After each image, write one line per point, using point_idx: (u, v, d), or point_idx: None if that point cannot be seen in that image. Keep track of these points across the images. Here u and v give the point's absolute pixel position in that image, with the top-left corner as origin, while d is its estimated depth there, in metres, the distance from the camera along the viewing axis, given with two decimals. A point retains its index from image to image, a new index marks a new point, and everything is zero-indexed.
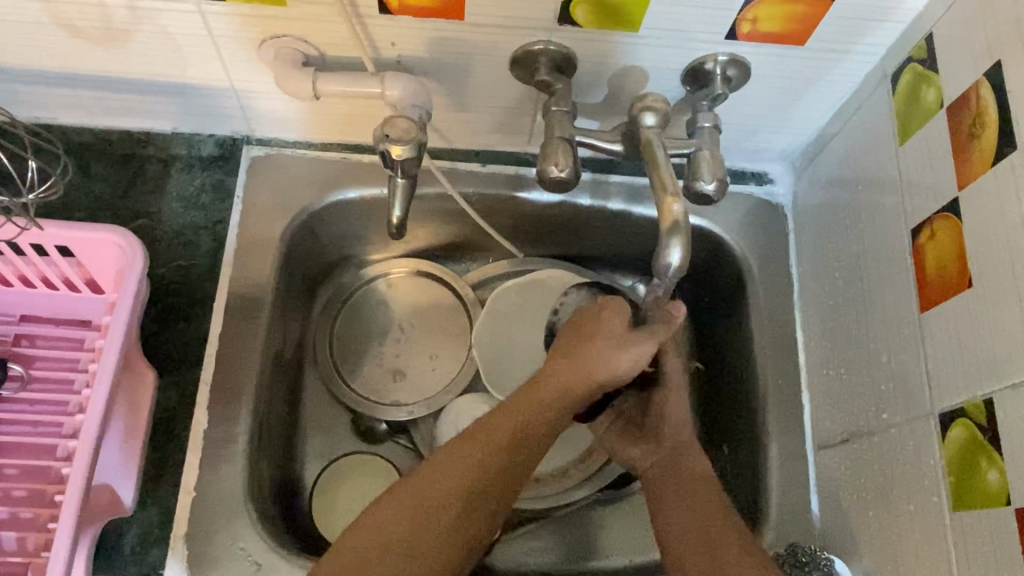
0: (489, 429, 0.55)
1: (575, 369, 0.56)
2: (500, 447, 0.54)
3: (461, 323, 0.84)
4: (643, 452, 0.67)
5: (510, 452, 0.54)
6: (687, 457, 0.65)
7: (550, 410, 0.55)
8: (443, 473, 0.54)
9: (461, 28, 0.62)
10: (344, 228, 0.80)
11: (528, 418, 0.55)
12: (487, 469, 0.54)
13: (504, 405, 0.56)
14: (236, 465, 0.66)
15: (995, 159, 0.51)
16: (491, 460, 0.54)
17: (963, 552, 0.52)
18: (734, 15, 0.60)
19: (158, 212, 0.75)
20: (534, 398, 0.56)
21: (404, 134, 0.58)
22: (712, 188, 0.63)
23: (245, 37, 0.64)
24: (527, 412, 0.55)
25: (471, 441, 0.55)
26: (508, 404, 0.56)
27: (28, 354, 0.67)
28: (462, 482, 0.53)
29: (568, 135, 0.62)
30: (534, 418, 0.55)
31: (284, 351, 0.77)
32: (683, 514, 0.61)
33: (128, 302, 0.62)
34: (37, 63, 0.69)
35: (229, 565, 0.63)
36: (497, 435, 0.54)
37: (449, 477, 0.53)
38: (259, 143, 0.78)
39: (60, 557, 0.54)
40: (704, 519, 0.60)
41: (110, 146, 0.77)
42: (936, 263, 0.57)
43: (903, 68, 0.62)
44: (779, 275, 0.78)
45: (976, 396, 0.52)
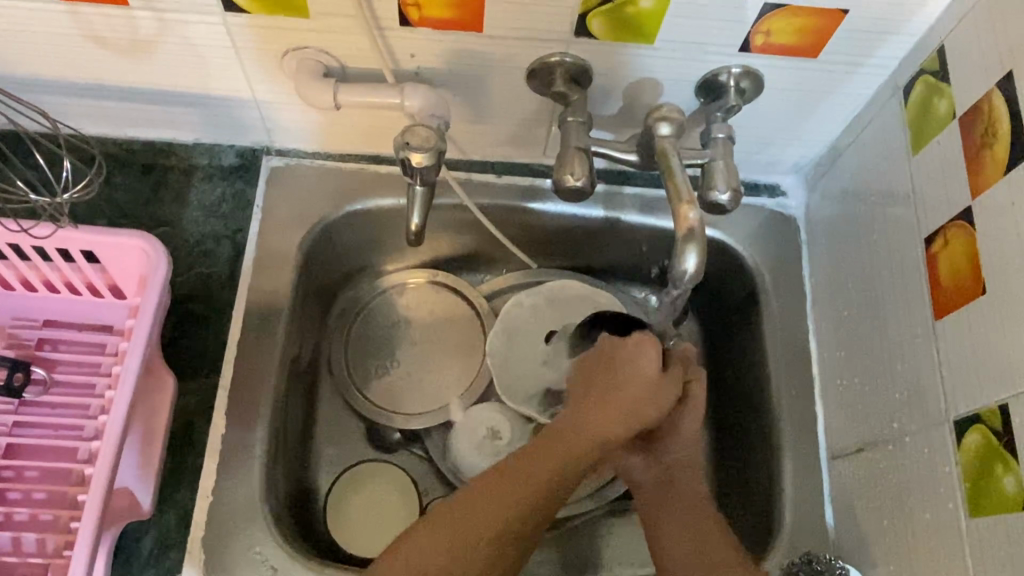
0: (512, 472, 0.57)
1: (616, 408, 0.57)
2: (527, 487, 0.56)
3: (475, 333, 0.85)
4: (640, 464, 0.66)
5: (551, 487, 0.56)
6: (682, 479, 0.64)
7: (589, 445, 0.57)
8: (475, 512, 0.55)
9: (479, 39, 0.63)
10: (362, 238, 0.81)
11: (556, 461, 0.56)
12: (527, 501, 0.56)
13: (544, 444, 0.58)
14: (253, 469, 0.67)
15: (1007, 169, 0.52)
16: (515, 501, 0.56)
17: (979, 559, 0.52)
18: (749, 28, 0.61)
19: (179, 220, 0.76)
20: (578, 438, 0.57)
21: (423, 142, 0.59)
22: (726, 198, 0.63)
23: (268, 48, 0.65)
24: (558, 455, 0.57)
25: (509, 478, 0.56)
26: (529, 450, 0.58)
27: (51, 359, 0.68)
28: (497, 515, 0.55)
29: (584, 146, 0.63)
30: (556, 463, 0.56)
31: (301, 358, 0.78)
32: (672, 522, 0.63)
33: (151, 306, 0.63)
34: (66, 74, 0.70)
35: (245, 569, 0.64)
36: (534, 475, 0.56)
37: (487, 507, 0.55)
38: (279, 154, 0.80)
39: (81, 556, 0.55)
40: (697, 538, 0.62)
41: (133, 155, 0.78)
42: (950, 271, 0.57)
43: (916, 80, 0.63)
44: (792, 285, 0.78)
45: (991, 402, 0.52)
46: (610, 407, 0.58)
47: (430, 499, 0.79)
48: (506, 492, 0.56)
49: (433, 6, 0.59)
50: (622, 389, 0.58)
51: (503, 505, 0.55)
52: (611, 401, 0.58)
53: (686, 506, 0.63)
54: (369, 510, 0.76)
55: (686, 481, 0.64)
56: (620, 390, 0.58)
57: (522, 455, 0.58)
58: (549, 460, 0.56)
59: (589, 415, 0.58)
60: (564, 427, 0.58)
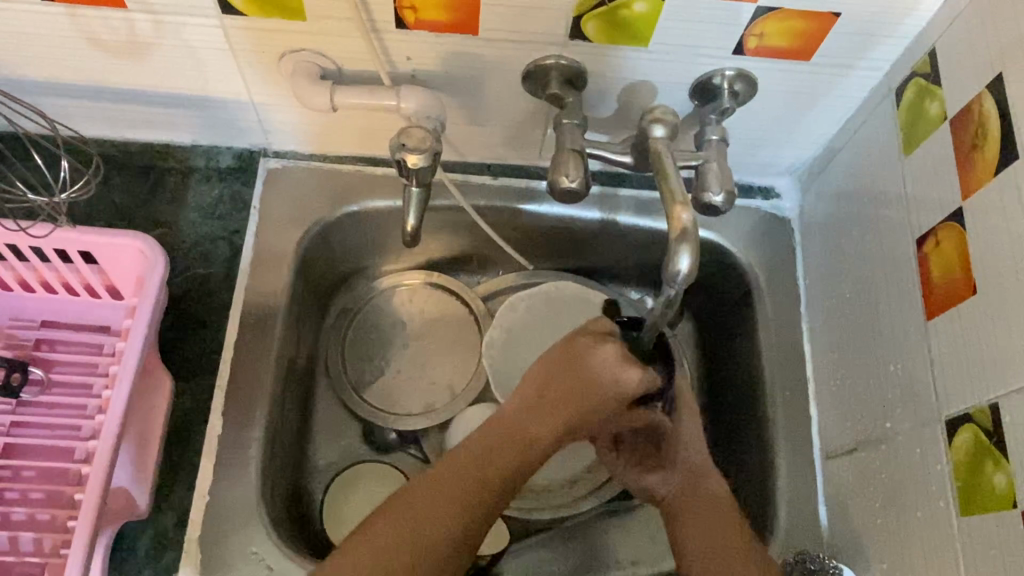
0: (468, 466, 0.56)
1: (569, 408, 0.57)
2: (490, 479, 0.56)
3: (471, 334, 0.85)
4: (658, 481, 0.67)
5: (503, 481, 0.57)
6: (700, 478, 0.64)
7: (536, 443, 0.58)
8: (431, 504, 0.55)
9: (474, 42, 0.64)
10: (358, 240, 0.82)
11: (516, 457, 0.57)
12: (481, 492, 0.56)
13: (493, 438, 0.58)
14: (250, 469, 0.67)
15: (996, 171, 0.53)
16: (477, 494, 0.56)
17: (971, 557, 0.53)
18: (742, 31, 0.61)
19: (176, 222, 0.77)
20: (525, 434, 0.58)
21: (419, 144, 0.60)
22: (720, 199, 0.64)
23: (264, 51, 0.66)
24: (508, 451, 0.57)
25: (460, 471, 0.56)
26: (477, 443, 0.58)
27: (49, 359, 0.69)
28: (453, 507, 0.55)
29: (579, 148, 0.64)
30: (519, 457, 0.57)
31: (298, 358, 0.78)
32: (696, 533, 0.62)
33: (149, 306, 0.63)
34: (65, 77, 0.71)
35: (242, 569, 0.64)
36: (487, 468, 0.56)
37: (442, 499, 0.55)
38: (276, 155, 0.80)
39: (78, 554, 0.55)
40: (719, 542, 0.61)
41: (131, 157, 0.79)
42: (942, 271, 0.58)
43: (908, 82, 0.63)
44: (786, 286, 0.79)
45: (981, 401, 0.53)
46: (563, 406, 0.58)
47: None
48: (460, 484, 0.56)
49: (429, 9, 0.60)
50: (575, 387, 0.57)
51: (469, 495, 0.55)
52: (576, 400, 0.57)
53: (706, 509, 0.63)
54: (364, 509, 0.76)
55: (706, 484, 0.64)
56: (584, 391, 0.57)
57: (471, 447, 0.58)
58: (500, 454, 0.57)
59: (539, 414, 0.58)
60: (511, 424, 0.58)
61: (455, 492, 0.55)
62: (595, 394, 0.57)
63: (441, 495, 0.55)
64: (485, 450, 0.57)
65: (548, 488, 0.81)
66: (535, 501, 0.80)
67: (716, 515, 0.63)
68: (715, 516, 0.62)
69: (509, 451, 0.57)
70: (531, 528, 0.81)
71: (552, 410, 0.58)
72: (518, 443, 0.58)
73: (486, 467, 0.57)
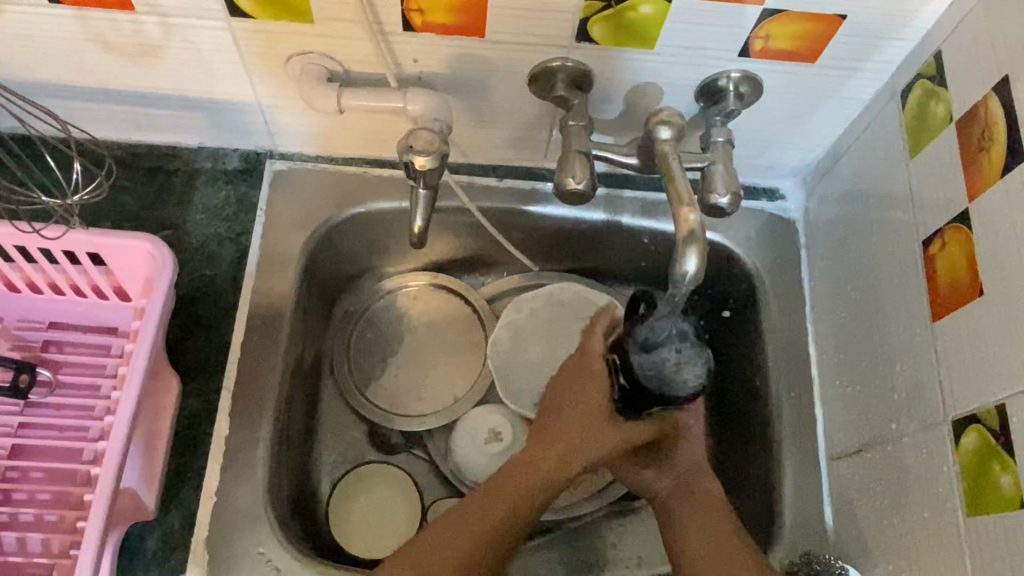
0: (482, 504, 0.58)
1: (572, 447, 0.59)
2: (496, 522, 0.58)
3: (476, 335, 0.85)
4: (654, 477, 0.66)
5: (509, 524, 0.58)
6: (697, 483, 0.65)
7: (541, 485, 0.59)
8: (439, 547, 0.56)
9: (481, 44, 0.64)
10: (364, 241, 0.82)
11: (522, 500, 0.59)
12: (487, 535, 0.57)
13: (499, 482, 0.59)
14: (257, 470, 0.67)
15: (1003, 173, 0.53)
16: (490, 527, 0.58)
17: (977, 558, 0.53)
18: (748, 34, 0.62)
19: (183, 223, 0.77)
20: (529, 477, 0.59)
21: (427, 146, 0.60)
22: (726, 201, 0.64)
23: (272, 53, 0.66)
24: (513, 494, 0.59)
25: (467, 514, 0.58)
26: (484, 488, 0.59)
27: (57, 360, 0.69)
28: (460, 549, 0.56)
29: (585, 149, 0.64)
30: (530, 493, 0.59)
31: (304, 360, 0.78)
32: (697, 531, 0.63)
33: (157, 307, 0.63)
34: (72, 79, 0.71)
35: (250, 569, 0.64)
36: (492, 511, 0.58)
37: (448, 541, 0.57)
38: (282, 157, 0.80)
39: (88, 555, 0.55)
40: (721, 544, 0.61)
41: (137, 159, 0.79)
42: (947, 273, 0.58)
43: (913, 84, 0.64)
44: (791, 287, 0.79)
45: (988, 403, 0.53)
46: (567, 442, 0.59)
47: (431, 500, 0.80)
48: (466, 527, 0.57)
49: (436, 12, 0.60)
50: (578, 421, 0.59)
51: (475, 537, 0.57)
52: (584, 429, 0.59)
53: (705, 509, 0.64)
54: (371, 510, 0.76)
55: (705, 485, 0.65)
56: (588, 417, 0.59)
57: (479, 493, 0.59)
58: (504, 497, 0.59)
59: (543, 453, 0.60)
60: (518, 468, 0.60)
61: (461, 534, 0.57)
62: (599, 419, 0.59)
63: (455, 532, 0.57)
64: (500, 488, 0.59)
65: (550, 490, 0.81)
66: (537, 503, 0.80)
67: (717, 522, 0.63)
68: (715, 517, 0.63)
69: (514, 493, 0.59)
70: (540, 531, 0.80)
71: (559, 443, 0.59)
72: (523, 485, 0.59)
73: (492, 503, 0.58)
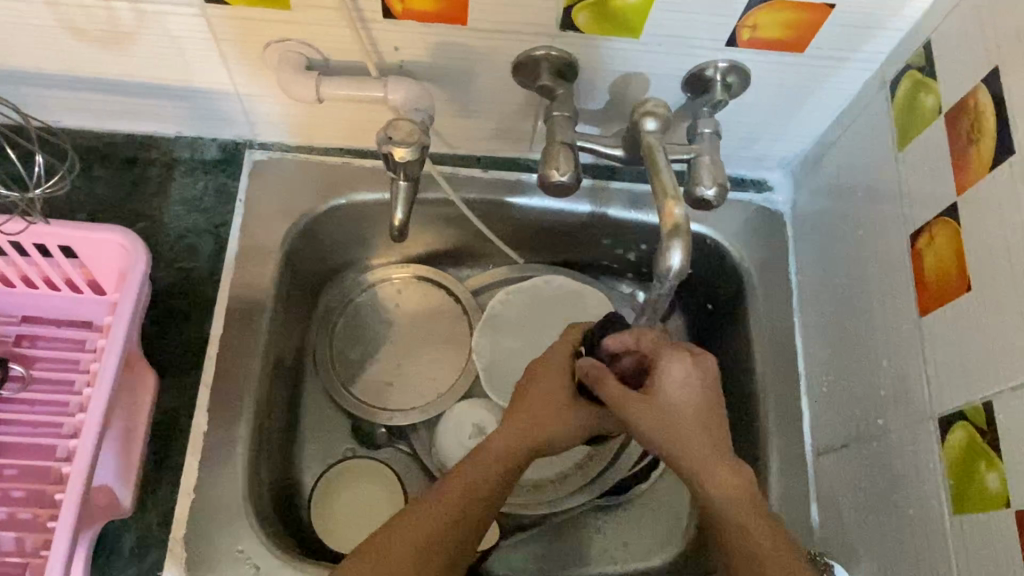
0: (453, 486, 0.56)
1: (526, 429, 0.60)
2: (457, 503, 0.55)
3: (460, 328, 0.84)
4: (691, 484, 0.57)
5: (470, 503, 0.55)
6: (706, 479, 0.54)
7: (499, 465, 0.57)
8: (401, 529, 0.53)
9: (463, 32, 0.62)
10: (346, 232, 0.81)
11: (481, 481, 0.56)
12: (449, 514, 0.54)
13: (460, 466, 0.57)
14: (236, 466, 0.66)
15: (992, 166, 0.52)
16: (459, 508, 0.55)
17: (964, 557, 0.52)
18: (735, 23, 0.60)
19: (160, 214, 0.75)
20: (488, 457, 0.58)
21: (407, 136, 0.58)
22: (712, 194, 0.63)
23: (249, 40, 0.64)
24: (475, 474, 0.57)
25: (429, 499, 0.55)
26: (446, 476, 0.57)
27: (30, 355, 0.67)
28: (420, 527, 0.53)
29: (569, 141, 0.63)
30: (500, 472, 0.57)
31: (285, 354, 0.77)
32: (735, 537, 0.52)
33: (131, 301, 0.62)
34: (44, 67, 0.69)
35: (228, 568, 0.63)
36: (454, 489, 0.56)
37: (409, 523, 0.53)
38: (261, 147, 0.79)
39: (60, 554, 0.54)
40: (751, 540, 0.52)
41: (113, 149, 0.77)
42: (936, 268, 0.57)
43: (903, 75, 0.63)
44: (778, 281, 0.78)
45: (975, 399, 0.52)
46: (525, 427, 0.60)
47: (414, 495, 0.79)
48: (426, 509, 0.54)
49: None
50: (530, 410, 0.61)
51: (437, 516, 0.54)
52: (543, 412, 0.61)
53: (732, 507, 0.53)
54: (352, 505, 0.75)
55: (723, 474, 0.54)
56: (553, 402, 0.61)
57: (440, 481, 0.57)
58: (464, 478, 0.56)
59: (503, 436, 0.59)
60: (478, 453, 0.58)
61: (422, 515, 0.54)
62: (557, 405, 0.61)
63: (420, 514, 0.54)
64: (472, 470, 0.57)
65: (539, 483, 0.80)
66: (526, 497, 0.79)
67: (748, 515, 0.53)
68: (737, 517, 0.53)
69: (475, 473, 0.57)
70: (518, 525, 0.78)
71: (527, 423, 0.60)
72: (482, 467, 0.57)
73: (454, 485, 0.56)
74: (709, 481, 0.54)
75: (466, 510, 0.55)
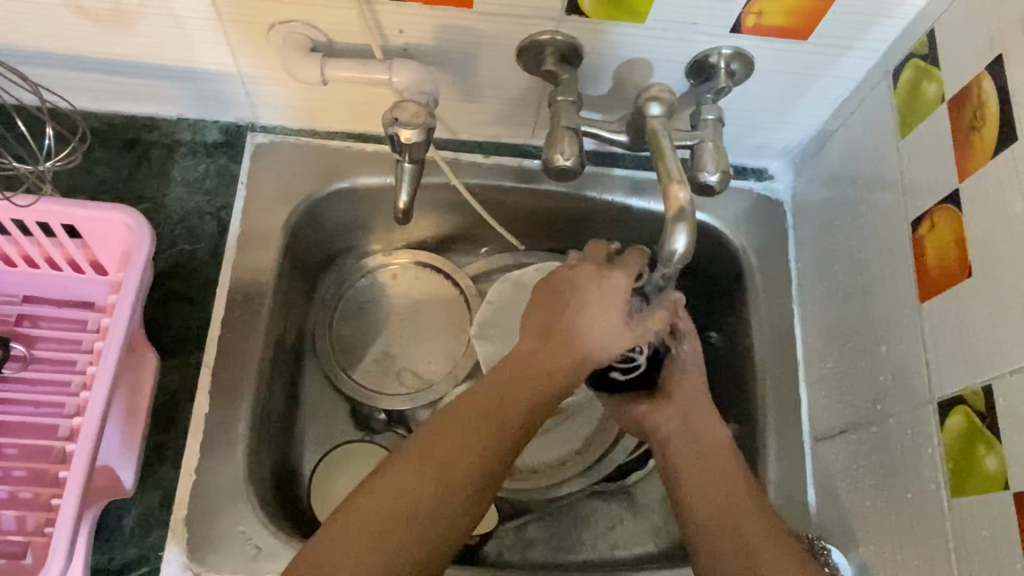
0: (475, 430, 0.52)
1: (559, 360, 0.55)
2: (489, 443, 0.52)
3: (461, 315, 0.84)
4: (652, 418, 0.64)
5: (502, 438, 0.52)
6: (699, 425, 0.62)
7: (528, 399, 0.54)
8: (428, 466, 0.50)
9: (468, 15, 0.62)
10: (347, 216, 0.81)
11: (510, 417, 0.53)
12: (479, 454, 0.51)
13: (486, 398, 0.54)
14: (237, 448, 0.66)
15: (994, 152, 0.52)
16: (474, 456, 0.51)
17: (961, 539, 0.53)
18: (740, 9, 0.61)
19: (162, 196, 0.75)
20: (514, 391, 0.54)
21: (413, 118, 0.59)
22: (715, 179, 0.63)
23: (254, 21, 0.64)
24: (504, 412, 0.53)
25: (457, 433, 0.52)
26: (472, 404, 0.53)
27: (31, 335, 0.67)
28: (450, 466, 0.50)
29: (574, 125, 0.63)
30: (518, 414, 0.54)
31: (285, 337, 0.77)
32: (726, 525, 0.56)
33: (135, 281, 0.62)
34: (47, 46, 0.69)
35: (230, 548, 0.63)
36: (483, 427, 0.52)
37: (436, 461, 0.50)
38: (263, 130, 0.79)
39: (64, 532, 0.54)
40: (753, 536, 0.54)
41: (115, 130, 0.77)
42: (936, 254, 0.58)
43: (905, 63, 0.63)
44: (778, 268, 0.78)
45: (974, 383, 0.53)
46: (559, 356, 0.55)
47: None
48: (455, 447, 0.51)
49: None
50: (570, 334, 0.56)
51: (467, 454, 0.51)
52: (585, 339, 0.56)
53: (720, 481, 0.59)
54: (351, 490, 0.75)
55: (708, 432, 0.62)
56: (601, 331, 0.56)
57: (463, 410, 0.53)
58: (494, 416, 0.53)
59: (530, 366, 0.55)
60: (501, 385, 0.54)
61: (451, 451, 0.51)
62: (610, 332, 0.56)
63: (448, 449, 0.51)
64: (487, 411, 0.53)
65: (536, 469, 0.81)
66: (523, 482, 0.80)
67: (741, 509, 0.56)
68: (720, 470, 0.59)
69: (504, 411, 0.53)
70: (514, 510, 0.79)
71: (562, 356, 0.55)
72: (510, 403, 0.54)
73: (481, 420, 0.52)
74: (707, 426, 0.62)
75: (496, 448, 0.52)
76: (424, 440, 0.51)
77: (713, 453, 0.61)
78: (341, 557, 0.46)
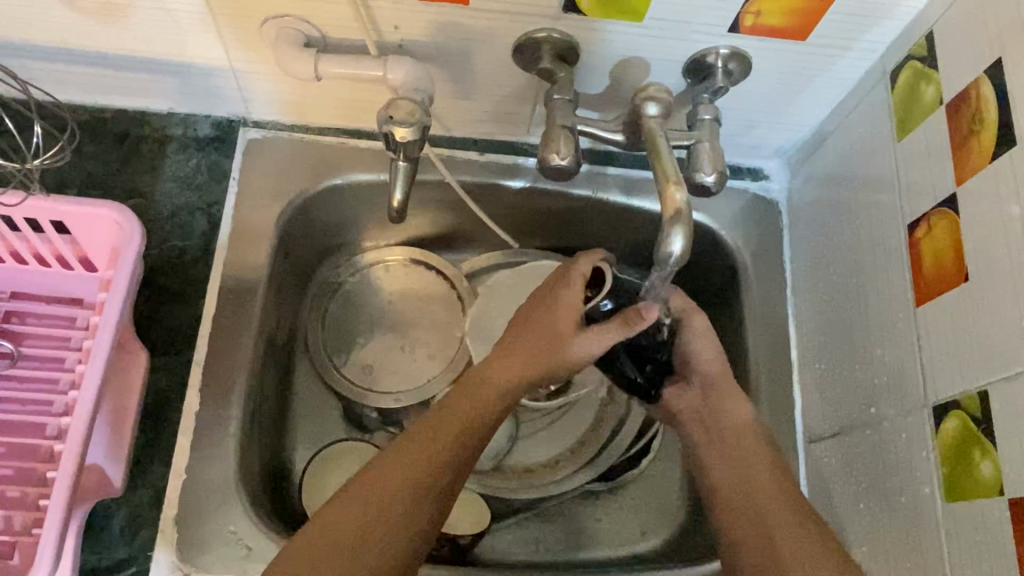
0: (428, 445, 0.53)
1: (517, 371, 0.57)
2: (440, 458, 0.53)
3: (455, 313, 0.84)
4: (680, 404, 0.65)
5: (457, 452, 0.54)
6: (720, 409, 0.63)
7: (482, 410, 0.56)
8: (381, 485, 0.52)
9: (464, 13, 0.62)
10: (340, 213, 0.80)
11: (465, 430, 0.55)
12: (431, 469, 0.53)
13: (445, 412, 0.55)
14: (228, 447, 0.66)
15: (992, 157, 0.52)
16: (427, 473, 0.52)
17: (955, 544, 0.53)
18: (738, 9, 0.60)
19: (152, 192, 0.74)
20: (470, 401, 0.56)
21: (407, 116, 0.58)
22: (711, 180, 0.63)
23: (247, 15, 0.63)
24: (459, 425, 0.55)
25: (413, 451, 0.53)
26: (432, 420, 0.55)
27: (19, 332, 0.66)
28: (401, 485, 0.52)
29: (570, 125, 0.63)
30: (473, 427, 0.55)
31: (277, 335, 0.77)
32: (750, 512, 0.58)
33: (125, 278, 0.61)
34: (35, 38, 0.68)
35: (220, 549, 0.63)
36: (436, 441, 0.54)
37: (388, 482, 0.52)
38: (256, 125, 0.78)
39: (52, 533, 0.53)
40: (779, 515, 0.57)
41: (104, 124, 0.76)
42: (932, 258, 0.57)
43: (904, 65, 0.63)
44: (773, 269, 0.78)
45: (970, 389, 0.53)
46: (521, 359, 0.57)
47: None
48: (408, 464, 0.53)
49: None
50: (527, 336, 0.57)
51: (419, 472, 0.52)
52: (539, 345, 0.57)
53: (735, 458, 0.61)
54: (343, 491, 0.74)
55: (727, 414, 0.63)
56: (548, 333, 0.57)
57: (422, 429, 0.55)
58: (447, 429, 0.54)
59: (492, 376, 0.57)
60: (459, 401, 0.56)
61: (403, 471, 0.52)
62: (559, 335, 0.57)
63: (398, 468, 0.52)
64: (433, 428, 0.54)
65: (530, 468, 0.80)
66: (519, 482, 0.78)
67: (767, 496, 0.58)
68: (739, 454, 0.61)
69: (458, 422, 0.55)
70: (509, 509, 0.78)
71: (520, 363, 0.57)
72: (465, 414, 0.55)
73: (437, 434, 0.54)
74: (724, 408, 0.63)
75: (450, 463, 0.53)
76: (388, 454, 0.53)
77: (738, 440, 0.62)
78: (314, 551, 0.49)
